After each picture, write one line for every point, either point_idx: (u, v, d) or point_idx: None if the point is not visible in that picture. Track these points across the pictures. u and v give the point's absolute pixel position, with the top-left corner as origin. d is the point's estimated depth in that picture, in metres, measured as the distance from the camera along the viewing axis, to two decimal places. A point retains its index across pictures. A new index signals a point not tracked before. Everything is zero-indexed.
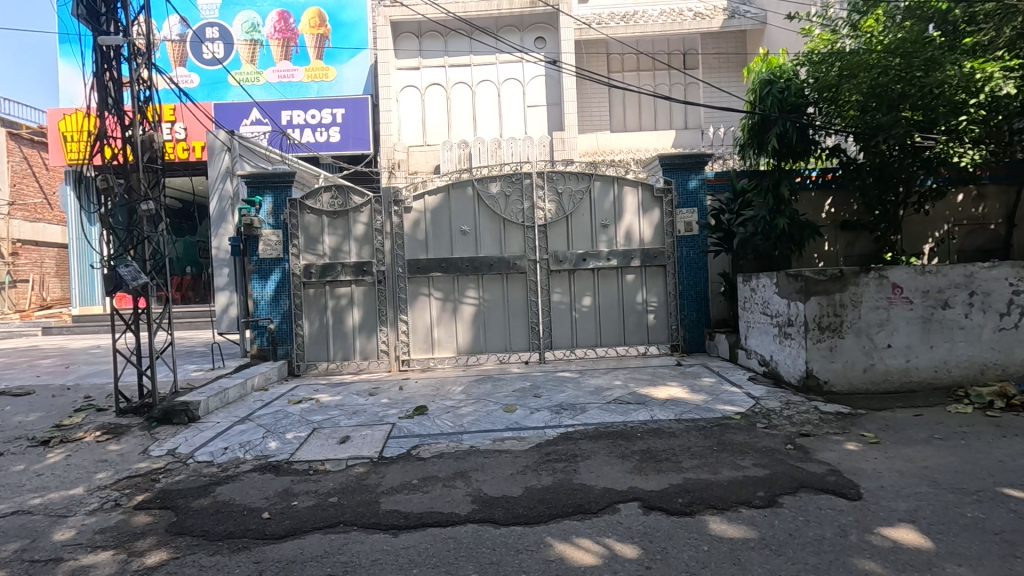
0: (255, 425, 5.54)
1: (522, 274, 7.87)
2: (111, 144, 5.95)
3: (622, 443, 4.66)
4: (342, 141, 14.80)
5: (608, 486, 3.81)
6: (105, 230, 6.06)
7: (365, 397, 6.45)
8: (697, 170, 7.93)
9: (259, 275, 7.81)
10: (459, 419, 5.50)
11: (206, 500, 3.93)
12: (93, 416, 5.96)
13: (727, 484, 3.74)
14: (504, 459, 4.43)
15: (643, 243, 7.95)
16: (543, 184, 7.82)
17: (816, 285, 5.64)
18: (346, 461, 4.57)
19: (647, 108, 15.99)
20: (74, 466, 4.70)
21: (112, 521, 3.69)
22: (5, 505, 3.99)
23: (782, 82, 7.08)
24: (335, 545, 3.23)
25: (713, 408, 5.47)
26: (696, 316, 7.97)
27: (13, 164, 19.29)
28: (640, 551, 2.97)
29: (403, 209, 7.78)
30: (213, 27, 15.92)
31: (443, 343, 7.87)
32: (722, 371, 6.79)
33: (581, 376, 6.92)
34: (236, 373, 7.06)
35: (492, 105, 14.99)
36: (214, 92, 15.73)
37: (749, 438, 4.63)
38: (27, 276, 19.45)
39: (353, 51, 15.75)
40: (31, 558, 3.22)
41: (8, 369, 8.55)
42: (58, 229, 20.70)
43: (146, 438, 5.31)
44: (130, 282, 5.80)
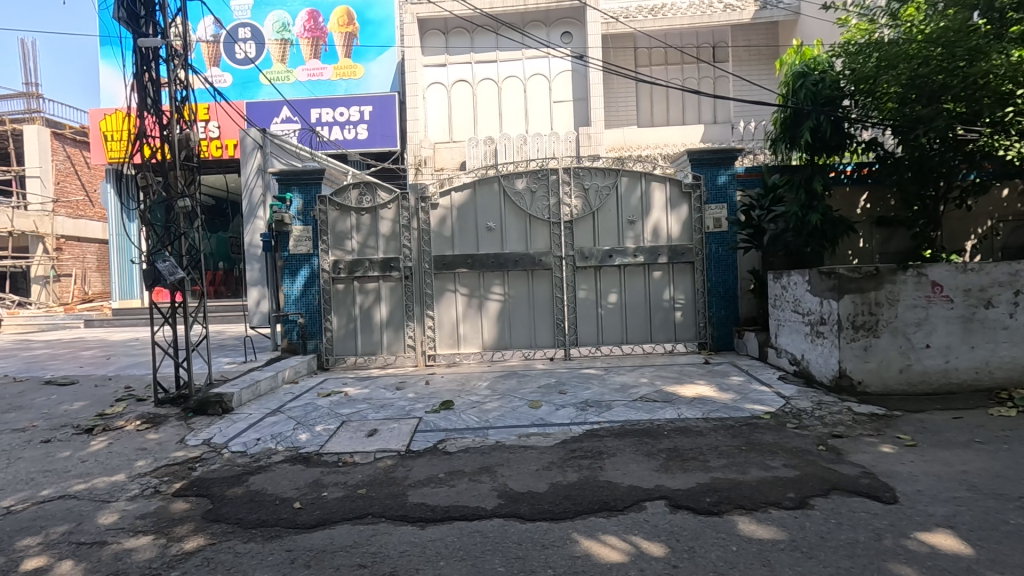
0: (285, 417, 5.67)
1: (547, 270, 7.85)
2: (149, 143, 6.14)
3: (648, 441, 4.63)
4: (369, 139, 14.95)
5: (634, 484, 3.79)
6: (144, 226, 6.25)
7: (392, 391, 6.55)
8: (727, 165, 7.81)
9: (289, 270, 7.98)
10: (484, 414, 5.53)
11: (240, 489, 4.05)
12: (133, 405, 6.19)
13: (756, 484, 3.68)
14: (529, 455, 4.44)
15: (671, 239, 7.85)
16: (569, 179, 7.79)
17: (850, 283, 5.50)
18: (374, 454, 4.64)
19: (675, 103, 15.76)
20: (116, 453, 4.89)
21: (151, 507, 3.83)
22: (51, 490, 4.18)
23: (817, 74, 6.91)
24: (363, 536, 3.29)
25: (741, 407, 5.38)
26: (725, 314, 7.86)
27: (57, 163, 20.18)
28: (666, 550, 2.95)
29: (430, 205, 7.85)
30: (245, 27, 16.25)
31: (468, 339, 7.92)
32: (751, 370, 6.68)
33: (606, 374, 6.89)
34: (267, 366, 7.24)
35: (518, 101, 14.98)
36: (246, 91, 16.08)
37: (779, 438, 4.55)
38: (70, 270, 20.19)
39: (380, 49, 15.89)
40: (77, 540, 3.37)
41: (54, 360, 8.92)
42: (99, 226, 21.43)
43: (183, 427, 5.49)
44: (167, 277, 6.01)
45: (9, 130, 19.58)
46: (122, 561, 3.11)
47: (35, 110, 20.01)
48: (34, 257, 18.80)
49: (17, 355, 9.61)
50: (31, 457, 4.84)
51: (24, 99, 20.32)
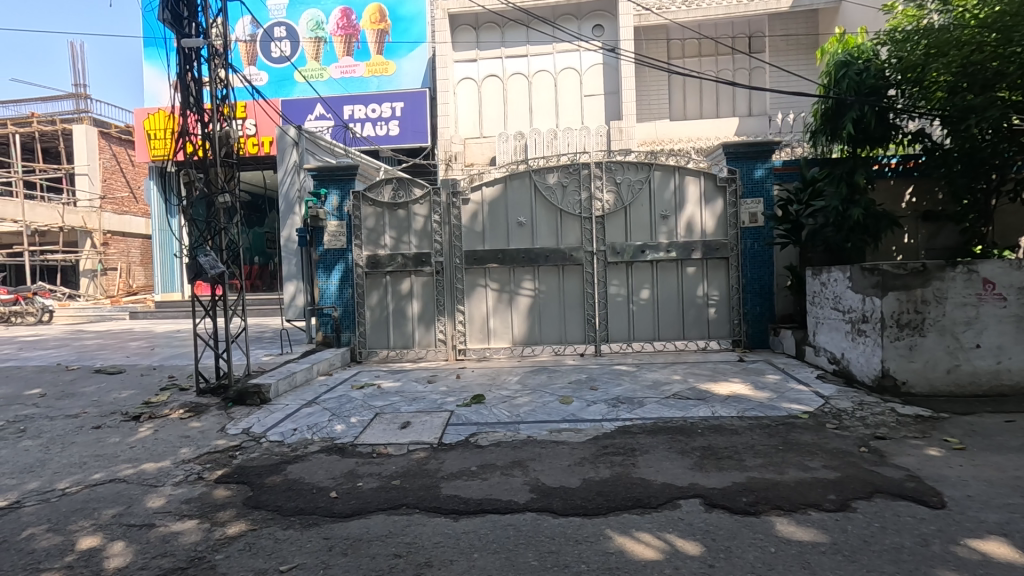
0: (321, 408, 5.80)
1: (578, 265, 7.81)
2: (190, 141, 6.32)
3: (682, 438, 4.57)
4: (400, 135, 15.06)
5: (668, 482, 3.75)
6: (186, 222, 6.45)
7: (424, 384, 6.65)
8: (764, 158, 7.62)
9: (324, 266, 8.14)
10: (516, 409, 5.54)
11: (278, 478, 4.16)
12: (177, 394, 6.41)
13: (795, 485, 3.60)
14: (560, 450, 4.44)
15: (705, 234, 7.72)
16: (601, 174, 7.72)
17: (894, 279, 5.31)
18: (407, 446, 4.71)
19: (708, 95, 15.44)
20: (161, 440, 5.08)
21: (195, 493, 3.96)
22: (102, 473, 4.38)
23: (860, 63, 6.67)
24: (398, 526, 3.34)
25: (778, 406, 5.26)
26: (760, 311, 7.69)
27: (103, 161, 21.02)
28: (702, 549, 2.91)
29: (462, 200, 7.89)
30: (281, 27, 16.58)
31: (499, 333, 7.94)
32: (787, 368, 6.52)
33: (638, 370, 6.83)
34: (303, 359, 7.40)
35: (549, 96, 14.92)
36: (281, 88, 16.40)
37: (818, 438, 4.43)
38: (116, 264, 20.98)
39: (412, 45, 15.97)
40: (128, 522, 3.52)
41: (102, 350, 9.32)
42: (142, 221, 22.21)
43: (224, 416, 5.67)
44: (208, 271, 6.19)
45: (59, 130, 20.43)
46: (169, 543, 3.24)
47: (83, 111, 20.82)
48: (83, 252, 19.63)
49: (69, 345, 10.08)
50: (83, 442, 5.07)
51: (73, 100, 21.16)
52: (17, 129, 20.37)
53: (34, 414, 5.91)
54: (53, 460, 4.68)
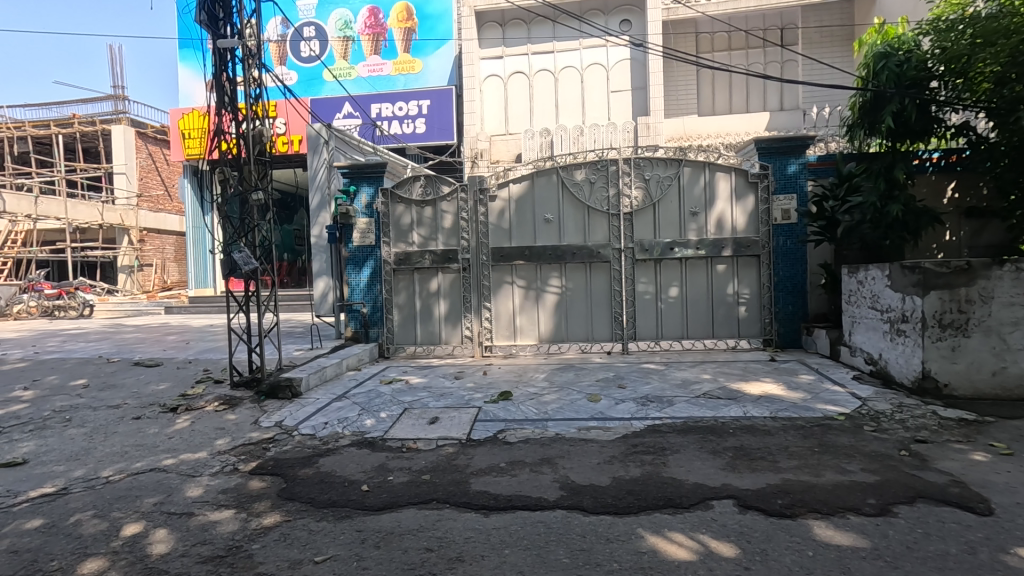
0: (351, 403, 5.88)
1: (606, 263, 7.75)
2: (224, 139, 6.46)
3: (713, 438, 4.50)
4: (427, 132, 15.13)
5: (700, 482, 3.70)
6: (221, 219, 6.59)
7: (451, 380, 6.69)
8: (798, 154, 7.45)
9: (354, 262, 8.25)
10: (543, 406, 5.54)
11: (311, 470, 4.24)
12: (212, 387, 6.58)
13: (832, 488, 3.51)
14: (589, 448, 4.42)
15: (736, 231, 7.59)
16: (629, 170, 7.64)
17: (936, 278, 5.14)
18: (436, 441, 4.74)
19: (738, 89, 15.14)
20: (198, 431, 5.22)
21: (231, 483, 4.06)
22: (143, 462, 4.52)
23: (901, 54, 6.46)
24: (429, 520, 3.37)
25: (813, 407, 5.14)
26: (792, 310, 7.53)
27: (140, 160, 21.70)
28: (737, 551, 2.86)
29: (489, 197, 7.89)
30: (311, 27, 16.81)
31: (525, 331, 7.94)
32: (821, 369, 6.37)
33: (666, 369, 6.75)
34: (332, 354, 7.51)
35: (575, 92, 14.85)
36: (310, 88, 16.62)
37: (855, 441, 4.31)
38: (152, 260, 21.57)
39: (438, 42, 16.01)
40: (168, 511, 3.62)
41: (141, 343, 9.62)
42: (177, 219, 22.80)
43: (257, 409, 5.80)
44: (243, 267, 6.34)
45: (99, 130, 21.16)
46: (208, 532, 3.32)
47: (121, 111, 21.48)
48: (120, 248, 20.21)
49: (110, 338, 10.41)
50: (125, 432, 5.24)
51: (112, 101, 21.88)
52: (59, 129, 21.13)
53: (78, 404, 6.13)
54: (96, 449, 4.85)
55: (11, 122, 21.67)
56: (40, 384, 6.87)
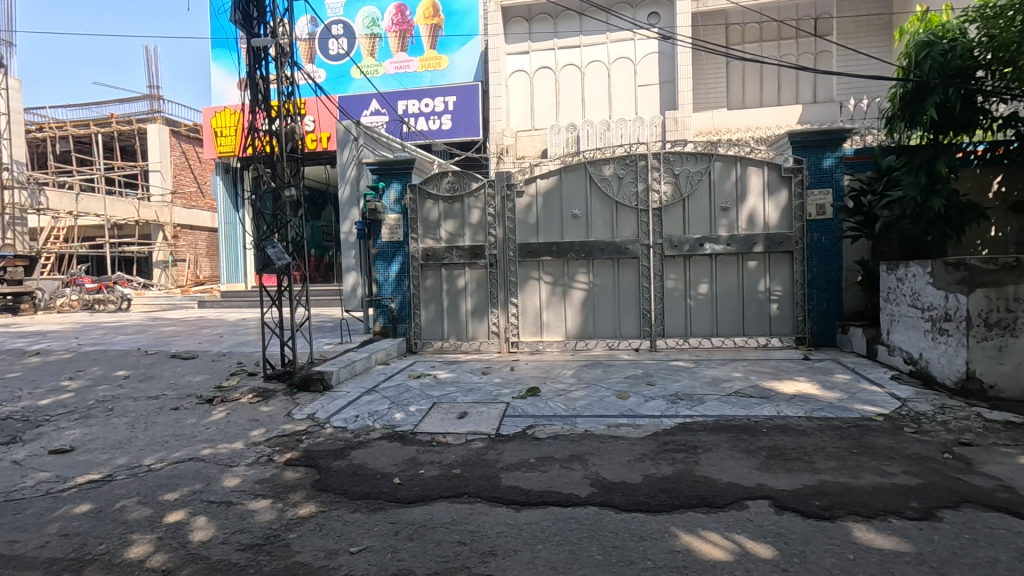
0: (380, 397, 5.95)
1: (634, 259, 7.68)
2: (258, 137, 6.56)
3: (745, 437, 4.43)
4: (453, 128, 15.12)
5: (734, 481, 3.64)
6: (255, 215, 6.71)
7: (479, 375, 6.73)
8: (834, 147, 7.27)
9: (383, 258, 8.34)
10: (572, 403, 5.52)
11: (343, 462, 4.30)
12: (246, 379, 6.73)
13: (871, 490, 3.42)
14: (620, 446, 4.39)
15: (768, 227, 7.44)
16: (658, 165, 7.55)
17: (982, 275, 4.96)
18: (466, 436, 4.77)
19: (769, 81, 14.79)
20: (233, 423, 5.35)
21: (267, 474, 4.15)
22: (182, 452, 4.66)
23: (945, 43, 6.22)
24: (461, 514, 3.40)
25: (849, 407, 5.01)
26: (827, 308, 7.34)
27: (174, 158, 22.33)
28: (775, 552, 2.81)
29: (516, 193, 7.88)
30: (339, 25, 16.99)
31: (552, 326, 7.91)
32: (857, 368, 6.20)
33: (696, 367, 6.66)
34: (361, 348, 7.61)
35: (602, 86, 14.74)
36: (339, 85, 16.79)
37: (895, 442, 4.19)
38: (185, 255, 22.15)
39: (464, 38, 16.01)
40: (208, 499, 3.72)
41: (178, 336, 9.90)
42: (209, 215, 23.39)
43: (290, 402, 5.92)
44: (276, 262, 6.43)
45: (136, 130, 21.81)
46: (247, 521, 3.40)
47: (156, 111, 22.12)
48: (156, 244, 20.81)
49: (148, 331, 10.73)
50: (164, 422, 5.40)
51: (148, 101, 22.55)
52: (98, 129, 21.83)
53: (120, 394, 6.34)
54: (138, 438, 5.01)
55: (54, 122, 22.49)
56: (83, 375, 7.13)
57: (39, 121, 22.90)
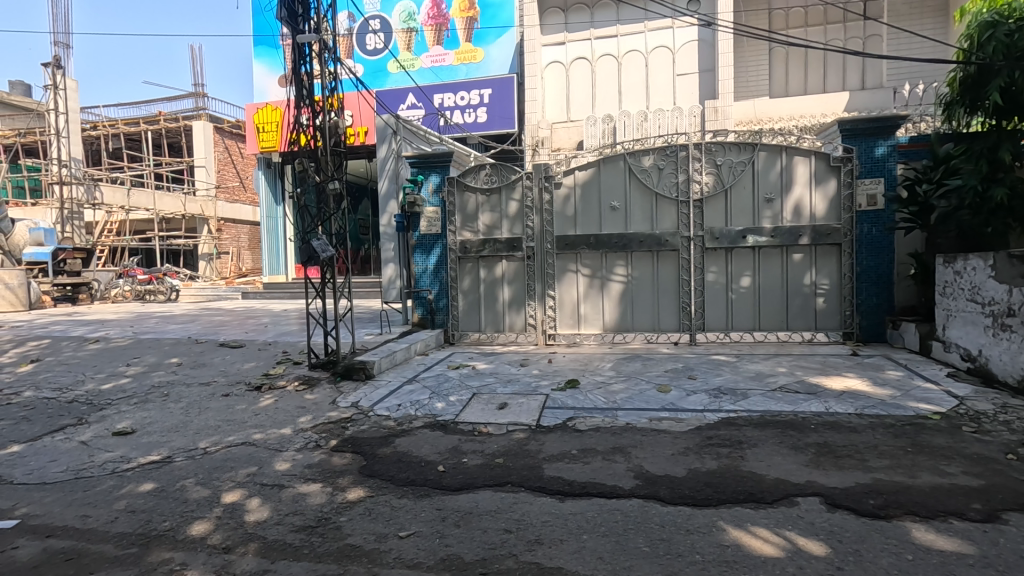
0: (421, 386, 6.05)
1: (674, 251, 7.57)
2: (303, 131, 6.70)
3: (793, 433, 4.33)
4: (488, 121, 15.04)
5: (782, 478, 3.57)
6: (300, 209, 6.86)
7: (517, 366, 6.76)
8: (887, 135, 6.98)
9: (421, 249, 8.44)
10: (612, 395, 5.50)
11: (388, 450, 4.40)
12: (292, 368, 6.94)
13: (930, 490, 3.31)
14: (662, 439, 4.35)
15: (815, 218, 7.21)
16: (699, 155, 7.40)
17: None
18: (507, 426, 4.81)
19: (815, 67, 14.28)
20: (281, 409, 5.52)
21: (315, 459, 4.28)
22: (235, 436, 4.85)
23: (1011, 22, 5.86)
24: (506, 503, 3.43)
25: (902, 404, 4.84)
26: (877, 302, 7.09)
27: (218, 153, 23.06)
28: (828, 550, 2.75)
29: (554, 184, 7.84)
30: (376, 20, 17.15)
31: (590, 319, 7.87)
32: (910, 365, 5.98)
33: (738, 361, 6.54)
34: (401, 339, 7.74)
35: (639, 76, 14.53)
36: (376, 80, 16.97)
37: (953, 442, 4.03)
38: (228, 248, 22.88)
39: (500, 30, 15.88)
40: (261, 482, 3.87)
41: (224, 326, 10.26)
42: (251, 209, 24.08)
43: (334, 390, 6.07)
44: (320, 254, 6.59)
45: (182, 126, 22.57)
46: (299, 503, 3.52)
47: (201, 108, 22.89)
48: (201, 237, 21.55)
49: (197, 321, 11.16)
50: (216, 408, 5.62)
51: (193, 99, 23.31)
52: (147, 127, 22.68)
53: (175, 380, 6.64)
54: (192, 422, 5.24)
55: (107, 121, 23.50)
56: (140, 361, 7.46)
57: (93, 119, 23.95)
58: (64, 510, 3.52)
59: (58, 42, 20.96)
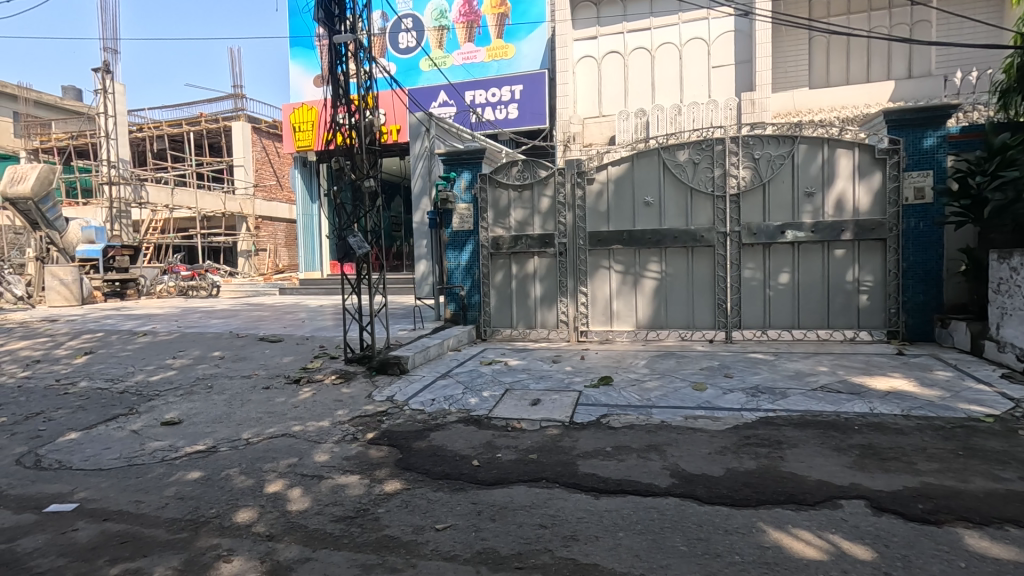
0: (454, 381, 6.12)
1: (709, 247, 7.43)
2: (340, 131, 6.83)
3: (835, 434, 4.21)
4: (519, 117, 15.00)
5: (824, 479, 3.48)
6: (336, 206, 6.98)
7: (549, 363, 6.75)
8: (936, 125, 6.69)
9: (453, 246, 8.50)
10: (646, 393, 5.45)
11: (423, 443, 4.47)
12: (329, 362, 7.10)
13: (983, 496, 3.17)
14: (698, 438, 4.29)
15: (858, 213, 6.98)
16: (737, 149, 7.24)
17: None
18: (540, 422, 4.82)
19: (857, 55, 13.79)
20: (319, 402, 5.66)
21: (353, 451, 4.38)
22: (275, 427, 4.99)
23: None
24: (540, 498, 3.44)
25: (953, 406, 4.65)
26: (924, 300, 6.82)
27: (256, 153, 23.71)
28: (874, 555, 2.67)
29: (587, 180, 7.80)
30: (408, 19, 17.32)
31: (622, 316, 7.80)
32: (961, 365, 5.73)
33: (776, 359, 6.39)
34: (434, 334, 7.82)
35: (673, 69, 14.31)
36: (408, 78, 17.16)
37: (1009, 446, 3.85)
38: (266, 245, 23.48)
39: (531, 26, 15.81)
40: (302, 472, 3.98)
41: (263, 321, 10.56)
42: (287, 207, 24.68)
43: (369, 384, 6.19)
44: (357, 251, 6.76)
45: (222, 127, 23.26)
46: (339, 494, 3.61)
47: (240, 109, 23.51)
48: (240, 235, 22.19)
49: (238, 316, 11.52)
50: (257, 400, 5.80)
51: (232, 100, 23.98)
52: (190, 128, 23.47)
53: (218, 373, 6.87)
54: (235, 413, 5.42)
55: (151, 123, 24.41)
56: (185, 354, 7.75)
57: (139, 121, 24.92)
58: (118, 495, 3.70)
59: (107, 48, 21.86)
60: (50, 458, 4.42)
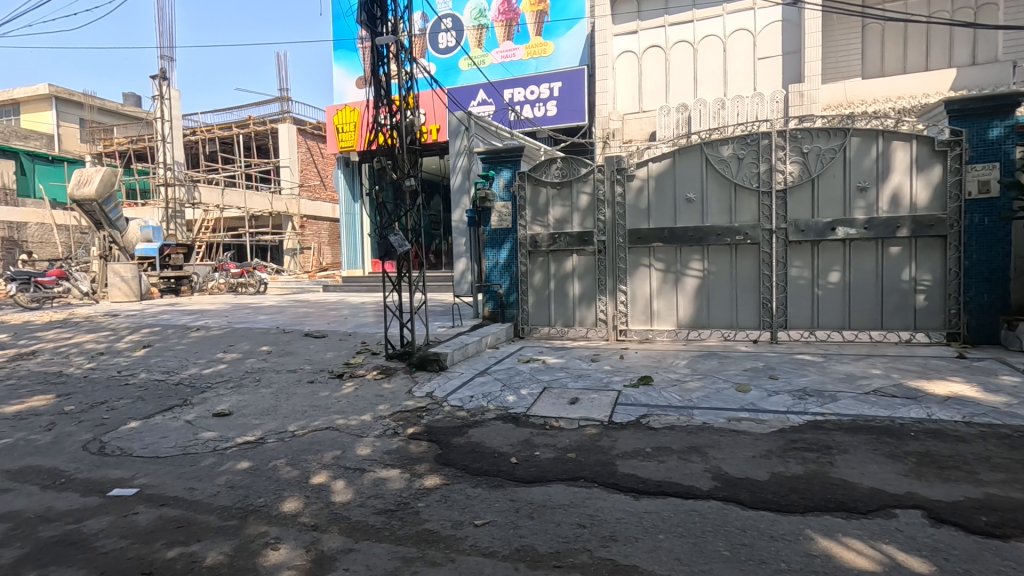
0: (493, 378, 6.16)
1: (754, 245, 7.21)
2: (383, 130, 6.98)
3: (889, 440, 4.02)
4: (558, 115, 14.92)
5: (878, 487, 3.34)
6: (379, 205, 7.12)
7: (588, 361, 6.70)
8: (1005, 114, 6.29)
9: (492, 244, 8.53)
10: (687, 393, 5.34)
11: (462, 439, 4.51)
12: (370, 357, 7.25)
13: None
14: (742, 440, 4.18)
15: (915, 208, 6.64)
16: (784, 143, 7.02)
17: None
18: (579, 421, 4.80)
19: (915, 42, 13.12)
20: (361, 397, 5.79)
21: (393, 445, 4.46)
22: (319, 420, 5.14)
23: None
24: (579, 497, 3.43)
25: (1020, 414, 4.36)
26: (988, 300, 6.43)
27: (302, 154, 24.44)
28: (932, 568, 2.54)
29: (627, 176, 7.69)
30: (448, 19, 17.48)
31: (663, 316, 7.67)
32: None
33: (825, 361, 6.16)
34: (472, 332, 7.89)
35: (716, 62, 13.94)
36: (448, 78, 17.35)
37: None
38: (311, 244, 24.16)
39: (570, 22, 15.68)
40: (345, 465, 4.08)
41: (308, 317, 10.88)
42: (331, 206, 25.32)
43: (409, 379, 6.30)
44: (397, 249, 6.84)
45: (269, 129, 24.05)
46: (380, 487, 3.69)
47: (286, 111, 24.25)
48: (286, 233, 22.91)
49: (284, 312, 11.91)
50: (302, 394, 5.98)
51: (279, 102, 24.78)
52: (239, 130, 24.38)
53: (266, 366, 7.13)
54: (282, 406, 5.60)
55: (204, 126, 25.49)
56: (235, 349, 8.07)
57: (193, 125, 26.06)
58: (174, 482, 3.88)
59: (164, 55, 22.94)
60: (113, 445, 4.68)
